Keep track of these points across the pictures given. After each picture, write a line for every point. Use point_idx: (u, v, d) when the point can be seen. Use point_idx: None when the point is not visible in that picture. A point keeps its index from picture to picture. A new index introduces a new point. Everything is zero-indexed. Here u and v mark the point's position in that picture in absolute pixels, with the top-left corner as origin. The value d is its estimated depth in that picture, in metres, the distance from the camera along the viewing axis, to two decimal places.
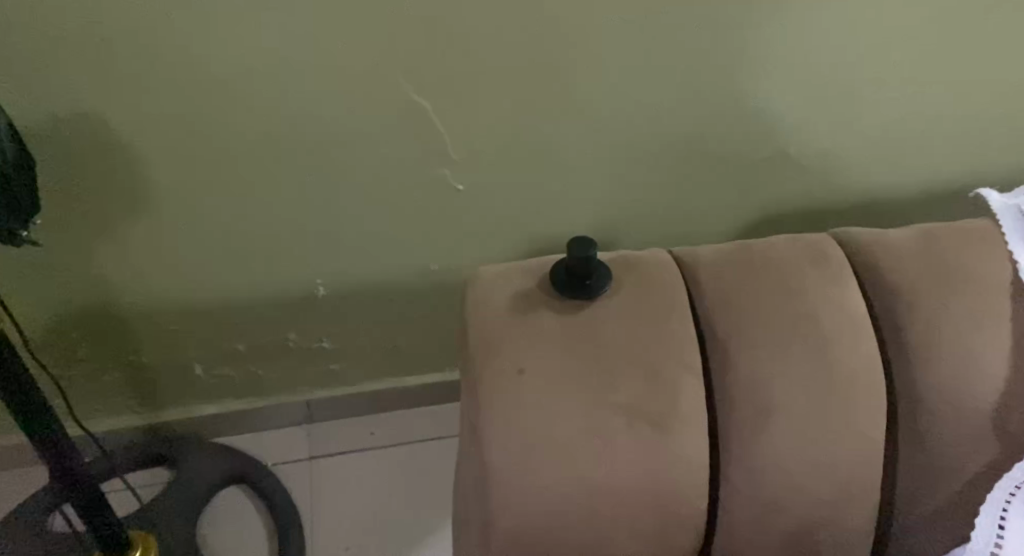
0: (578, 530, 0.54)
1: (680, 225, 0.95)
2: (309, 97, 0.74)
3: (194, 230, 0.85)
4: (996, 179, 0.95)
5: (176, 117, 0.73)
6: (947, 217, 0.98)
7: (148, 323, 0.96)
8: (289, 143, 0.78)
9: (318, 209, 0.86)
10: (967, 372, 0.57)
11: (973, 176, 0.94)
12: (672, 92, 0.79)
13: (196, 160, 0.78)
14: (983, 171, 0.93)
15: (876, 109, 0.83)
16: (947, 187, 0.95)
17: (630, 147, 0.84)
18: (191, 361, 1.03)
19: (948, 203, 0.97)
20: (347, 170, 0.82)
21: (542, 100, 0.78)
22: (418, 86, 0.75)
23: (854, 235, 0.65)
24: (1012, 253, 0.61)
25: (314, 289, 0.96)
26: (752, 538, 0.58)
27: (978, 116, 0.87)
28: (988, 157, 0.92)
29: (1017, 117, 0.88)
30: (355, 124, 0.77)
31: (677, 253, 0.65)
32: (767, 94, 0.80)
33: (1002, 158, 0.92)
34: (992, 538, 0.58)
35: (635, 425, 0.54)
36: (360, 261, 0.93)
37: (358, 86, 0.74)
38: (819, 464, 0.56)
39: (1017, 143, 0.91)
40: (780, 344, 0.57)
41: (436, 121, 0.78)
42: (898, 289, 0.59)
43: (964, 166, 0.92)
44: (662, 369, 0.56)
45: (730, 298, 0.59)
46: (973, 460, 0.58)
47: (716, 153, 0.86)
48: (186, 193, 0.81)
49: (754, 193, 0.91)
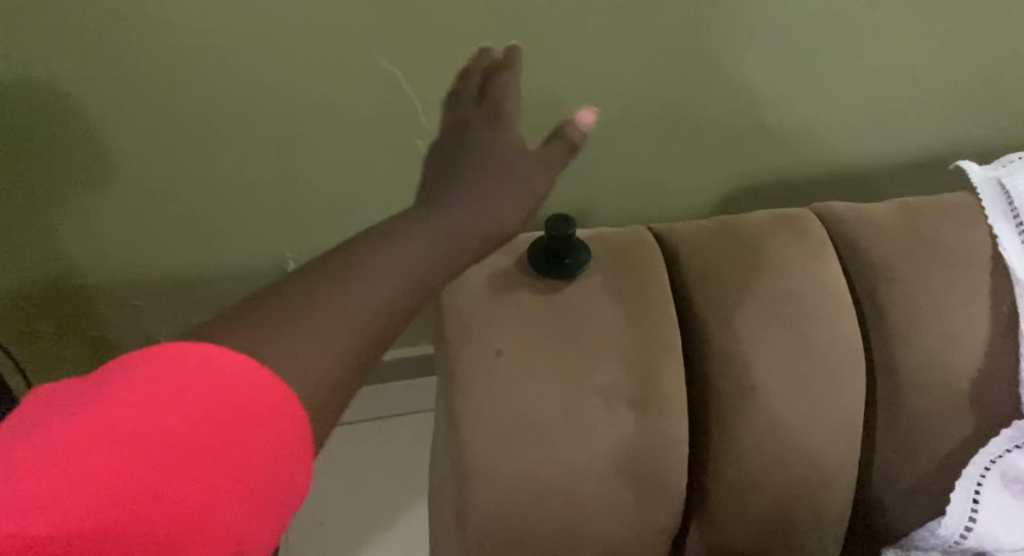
0: (556, 515, 0.53)
1: (659, 199, 0.93)
2: (274, 66, 0.71)
3: (154, 204, 0.82)
4: (975, 151, 0.93)
5: (137, 89, 0.70)
6: (925, 190, 0.97)
7: (109, 299, 0.92)
8: (254, 113, 0.75)
9: (287, 182, 0.82)
10: (946, 350, 0.57)
11: (956, 150, 0.92)
12: (654, 62, 0.76)
13: (161, 131, 0.74)
14: (961, 142, 0.91)
15: (860, 79, 0.81)
16: (929, 161, 0.93)
17: (610, 118, 0.82)
18: (157, 336, 1.00)
19: (930, 178, 0.95)
20: (317, 143, 0.79)
21: (519, 69, 0.75)
22: (391, 55, 0.71)
23: (835, 209, 0.63)
24: (991, 227, 0.59)
25: (284, 263, 0.93)
26: (730, 519, 0.58)
27: (960, 88, 0.85)
28: (969, 130, 0.90)
29: (1000, 89, 0.86)
30: (323, 92, 0.74)
31: (654, 228, 0.63)
32: (749, 64, 0.78)
33: (988, 131, 0.90)
34: (966, 513, 0.58)
35: (612, 409, 0.53)
36: (331, 236, 0.90)
37: (327, 54, 0.71)
38: (795, 445, 0.55)
39: (1002, 116, 0.89)
40: (760, 323, 0.56)
41: (407, 90, 0.75)
42: (879, 267, 0.59)
43: (948, 139, 0.91)
44: (641, 351, 0.55)
45: (710, 277, 0.58)
46: (948, 437, 0.58)
47: (698, 124, 0.84)
48: (149, 166, 0.78)
49: (734, 165, 0.89)
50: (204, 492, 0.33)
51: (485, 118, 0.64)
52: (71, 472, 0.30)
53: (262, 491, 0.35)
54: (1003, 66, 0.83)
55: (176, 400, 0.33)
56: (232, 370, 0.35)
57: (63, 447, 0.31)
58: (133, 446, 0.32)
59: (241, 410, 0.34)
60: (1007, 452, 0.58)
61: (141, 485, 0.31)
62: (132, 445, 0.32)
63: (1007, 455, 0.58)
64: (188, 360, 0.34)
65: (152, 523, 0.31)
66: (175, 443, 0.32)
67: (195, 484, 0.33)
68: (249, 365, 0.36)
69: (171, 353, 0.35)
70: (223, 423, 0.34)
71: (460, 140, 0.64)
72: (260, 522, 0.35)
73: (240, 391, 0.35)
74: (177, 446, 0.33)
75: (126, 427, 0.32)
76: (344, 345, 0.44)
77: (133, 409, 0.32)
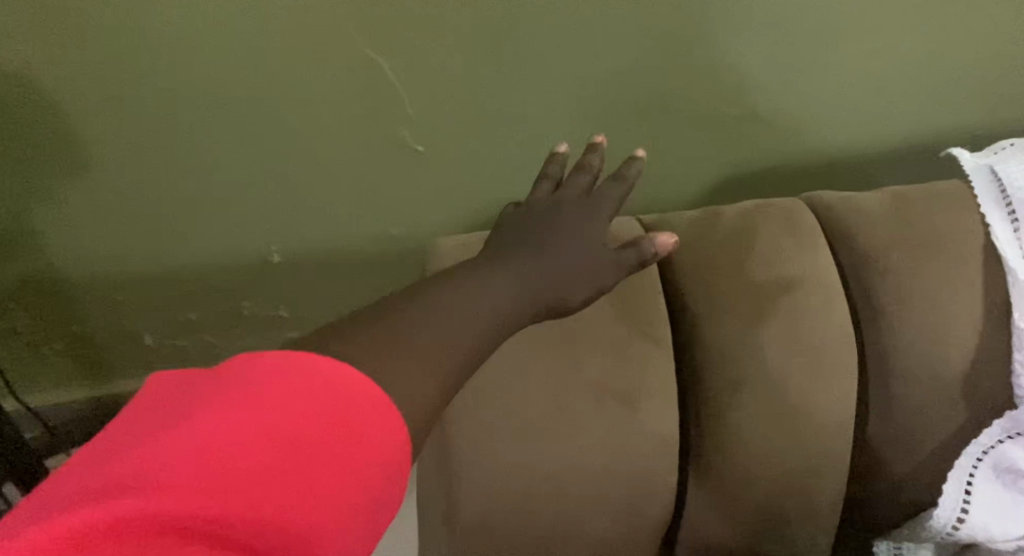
0: (546, 512, 0.53)
1: (653, 191, 0.90)
2: (252, 52, 0.69)
3: (134, 197, 0.80)
4: (975, 141, 0.90)
5: (113, 74, 0.69)
6: (926, 182, 0.94)
7: (91, 293, 0.91)
8: (232, 101, 0.73)
9: (270, 174, 0.81)
10: (938, 341, 0.56)
11: (958, 138, 0.89)
12: (642, 47, 0.75)
13: (138, 121, 0.73)
14: (962, 133, 0.89)
15: (853, 64, 0.79)
16: (930, 150, 0.90)
17: (599, 107, 0.79)
18: (141, 331, 0.98)
19: (931, 168, 0.92)
20: (298, 132, 0.77)
21: (503, 55, 0.73)
22: (371, 40, 0.70)
23: (826, 200, 0.62)
24: (984, 217, 0.58)
25: (270, 256, 0.91)
26: (722, 512, 0.57)
27: (958, 73, 0.82)
28: (971, 117, 0.87)
29: (1001, 74, 0.83)
30: (303, 80, 0.72)
31: (644, 220, 0.62)
32: (737, 48, 0.76)
33: (990, 118, 0.87)
34: (959, 503, 0.58)
35: (601, 404, 0.53)
36: (316, 230, 0.88)
37: (304, 39, 0.69)
38: (786, 438, 0.55)
39: (1004, 102, 0.86)
40: (751, 315, 0.55)
41: (389, 79, 0.73)
42: (871, 258, 0.58)
43: (950, 127, 0.88)
44: (630, 344, 0.54)
45: (700, 269, 0.57)
46: (941, 428, 0.58)
47: (688, 111, 0.82)
48: (127, 157, 0.76)
49: (728, 155, 0.87)
50: (324, 494, 0.33)
51: (574, 207, 0.55)
52: (205, 462, 0.31)
53: (371, 502, 0.35)
54: (1002, 49, 0.81)
55: (293, 403, 0.34)
56: (345, 380, 0.36)
57: (197, 437, 0.32)
58: (260, 444, 0.33)
59: (353, 419, 0.35)
60: (999, 443, 0.58)
61: (267, 480, 0.32)
62: (260, 443, 0.33)
63: (999, 445, 0.58)
64: (306, 370, 0.36)
65: (277, 518, 0.32)
66: (298, 445, 0.33)
67: (314, 485, 0.33)
68: (359, 376, 0.37)
69: (289, 359, 0.36)
70: (342, 430, 0.35)
71: (535, 216, 0.54)
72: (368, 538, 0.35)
73: (350, 398, 0.36)
74: (298, 446, 0.33)
75: (256, 426, 0.33)
76: (426, 394, 0.39)
77: (258, 410, 0.33)
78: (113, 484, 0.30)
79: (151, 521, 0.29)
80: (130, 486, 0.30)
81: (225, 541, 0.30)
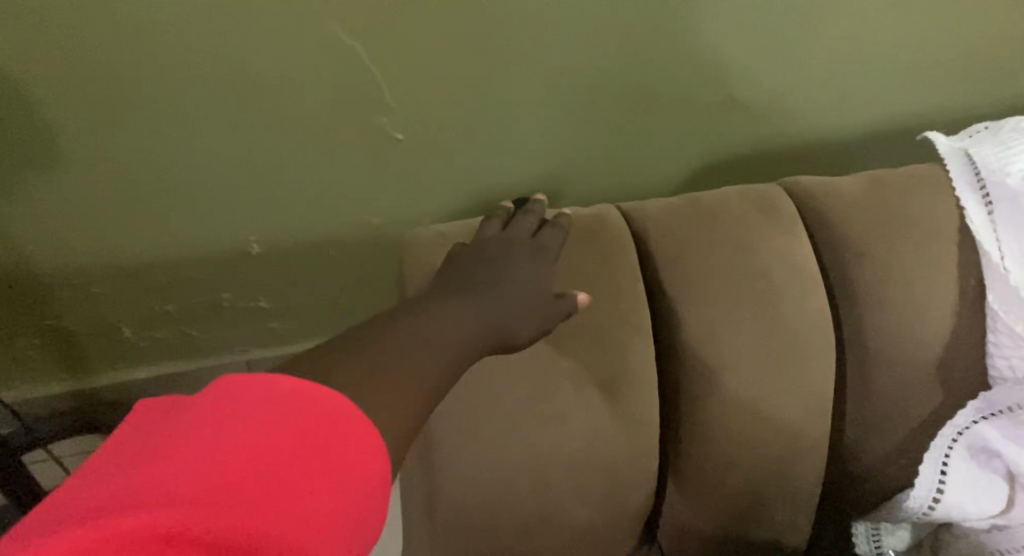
0: (527, 499, 0.53)
1: (632, 178, 0.90)
2: (224, 41, 0.68)
3: (107, 187, 0.79)
4: (950, 124, 0.91)
5: (83, 63, 0.67)
6: (901, 165, 0.95)
7: (66, 286, 0.89)
8: (207, 91, 0.72)
9: (246, 163, 0.80)
10: (913, 324, 0.57)
11: (933, 122, 0.90)
12: (620, 33, 0.74)
13: (110, 110, 0.71)
14: (937, 116, 0.89)
15: (831, 49, 0.79)
16: (905, 133, 0.91)
17: (578, 93, 0.79)
18: (119, 323, 0.97)
19: (907, 151, 0.93)
20: (274, 121, 0.76)
21: (481, 41, 0.72)
22: (346, 27, 0.69)
23: (804, 184, 0.62)
24: (958, 199, 0.58)
25: (247, 247, 0.90)
26: (702, 497, 0.58)
27: (935, 58, 0.83)
28: (946, 101, 0.88)
29: (975, 57, 0.84)
30: (278, 68, 0.71)
31: (622, 206, 0.62)
32: (716, 33, 0.76)
33: (964, 101, 0.88)
34: (934, 484, 0.58)
35: (581, 392, 0.53)
36: (294, 219, 0.87)
37: (278, 27, 0.68)
38: (764, 421, 0.56)
39: (977, 85, 0.87)
40: (730, 301, 0.55)
41: (367, 66, 0.72)
42: (849, 242, 0.58)
43: (924, 111, 0.88)
44: (609, 332, 0.54)
45: (678, 254, 0.57)
46: (916, 409, 0.59)
47: (667, 97, 0.81)
48: (99, 147, 0.75)
49: (707, 140, 0.87)
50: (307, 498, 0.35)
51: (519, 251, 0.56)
52: (202, 476, 0.34)
53: (358, 512, 0.37)
54: (976, 33, 0.81)
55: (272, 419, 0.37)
56: (324, 400, 0.39)
57: (190, 453, 0.34)
58: (250, 460, 0.35)
59: (333, 434, 0.38)
60: (974, 424, 0.58)
61: (257, 491, 0.34)
62: (248, 457, 0.35)
63: (974, 426, 0.58)
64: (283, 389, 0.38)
65: (260, 524, 0.33)
66: (284, 459, 0.36)
67: (302, 495, 0.35)
68: (337, 395, 0.40)
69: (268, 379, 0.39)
70: (322, 444, 0.37)
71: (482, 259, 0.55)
72: (357, 548, 0.37)
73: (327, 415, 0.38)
74: (276, 459, 0.36)
75: (243, 444, 0.35)
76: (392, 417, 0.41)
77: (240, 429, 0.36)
78: (117, 498, 0.32)
79: (153, 530, 0.31)
80: (131, 500, 0.32)
81: (224, 548, 0.32)
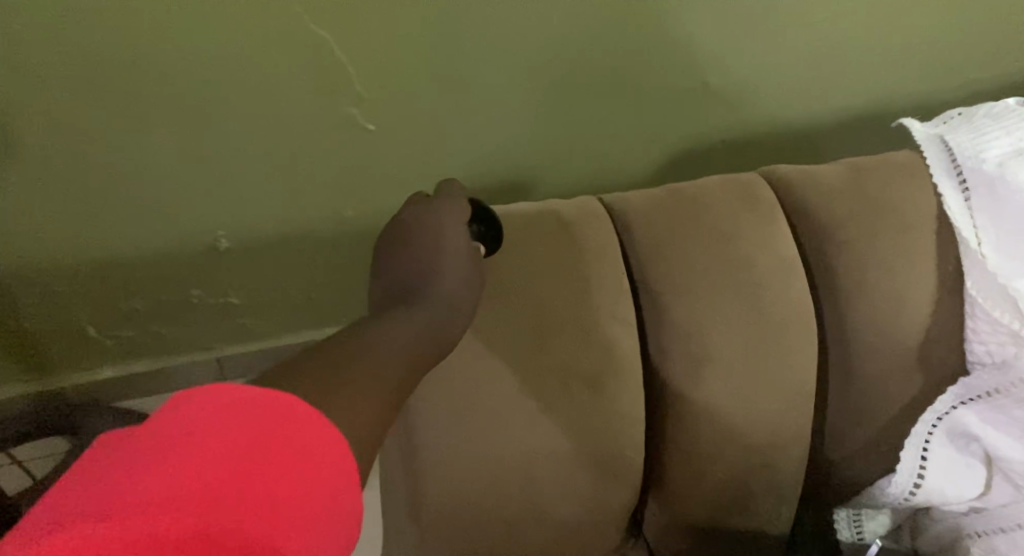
0: (512, 497, 0.53)
1: (607, 167, 0.89)
2: (187, 30, 0.65)
3: (69, 183, 0.76)
4: (922, 110, 0.92)
5: (39, 54, 0.64)
6: (872, 151, 0.95)
7: (29, 286, 0.86)
8: (171, 84, 0.69)
9: (214, 156, 0.77)
10: (892, 313, 0.57)
11: (903, 107, 0.90)
12: (595, 20, 0.73)
13: (68, 103, 0.69)
14: (907, 102, 0.90)
15: (804, 36, 0.79)
16: (876, 118, 0.91)
17: (552, 82, 0.78)
18: (84, 323, 0.94)
19: (878, 136, 0.94)
20: (242, 113, 0.74)
21: (453, 30, 0.71)
22: (314, 16, 0.67)
23: (785, 172, 0.62)
24: (936, 185, 0.59)
25: (216, 242, 0.87)
26: (687, 488, 0.58)
27: (905, 44, 0.83)
28: (915, 87, 0.88)
29: (944, 43, 0.84)
30: (243, 60, 0.69)
31: (604, 197, 0.61)
32: (691, 20, 0.75)
33: (933, 86, 0.89)
34: (915, 469, 0.59)
35: (566, 387, 0.52)
36: (264, 213, 0.85)
37: (243, 16, 0.65)
38: (748, 413, 0.56)
39: (947, 70, 0.87)
40: (713, 291, 0.55)
41: (336, 56, 0.70)
42: (829, 231, 0.58)
43: (895, 97, 0.89)
44: (593, 326, 0.53)
45: (661, 245, 0.56)
46: (896, 396, 0.59)
47: (642, 85, 0.81)
48: (59, 142, 0.72)
49: (682, 127, 0.87)
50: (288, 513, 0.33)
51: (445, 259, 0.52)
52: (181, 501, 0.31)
53: (334, 520, 0.35)
54: (945, 18, 0.82)
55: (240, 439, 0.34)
56: (295, 408, 0.36)
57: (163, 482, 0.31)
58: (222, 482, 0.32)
59: (302, 447, 0.35)
60: (953, 410, 0.59)
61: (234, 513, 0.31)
62: (222, 468, 0.32)
63: (953, 412, 0.59)
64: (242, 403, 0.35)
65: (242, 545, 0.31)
66: (258, 471, 0.33)
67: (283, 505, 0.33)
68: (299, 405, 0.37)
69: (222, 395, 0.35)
70: (291, 442, 0.35)
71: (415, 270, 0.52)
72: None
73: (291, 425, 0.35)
74: (252, 478, 0.33)
75: (222, 461, 0.33)
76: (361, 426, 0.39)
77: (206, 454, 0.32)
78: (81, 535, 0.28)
79: None
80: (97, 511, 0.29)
81: None
